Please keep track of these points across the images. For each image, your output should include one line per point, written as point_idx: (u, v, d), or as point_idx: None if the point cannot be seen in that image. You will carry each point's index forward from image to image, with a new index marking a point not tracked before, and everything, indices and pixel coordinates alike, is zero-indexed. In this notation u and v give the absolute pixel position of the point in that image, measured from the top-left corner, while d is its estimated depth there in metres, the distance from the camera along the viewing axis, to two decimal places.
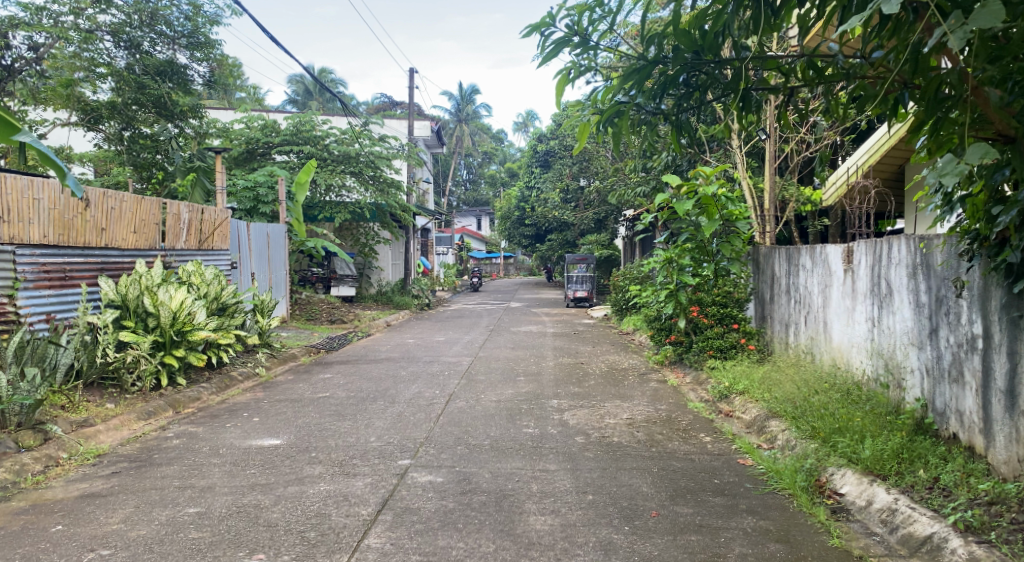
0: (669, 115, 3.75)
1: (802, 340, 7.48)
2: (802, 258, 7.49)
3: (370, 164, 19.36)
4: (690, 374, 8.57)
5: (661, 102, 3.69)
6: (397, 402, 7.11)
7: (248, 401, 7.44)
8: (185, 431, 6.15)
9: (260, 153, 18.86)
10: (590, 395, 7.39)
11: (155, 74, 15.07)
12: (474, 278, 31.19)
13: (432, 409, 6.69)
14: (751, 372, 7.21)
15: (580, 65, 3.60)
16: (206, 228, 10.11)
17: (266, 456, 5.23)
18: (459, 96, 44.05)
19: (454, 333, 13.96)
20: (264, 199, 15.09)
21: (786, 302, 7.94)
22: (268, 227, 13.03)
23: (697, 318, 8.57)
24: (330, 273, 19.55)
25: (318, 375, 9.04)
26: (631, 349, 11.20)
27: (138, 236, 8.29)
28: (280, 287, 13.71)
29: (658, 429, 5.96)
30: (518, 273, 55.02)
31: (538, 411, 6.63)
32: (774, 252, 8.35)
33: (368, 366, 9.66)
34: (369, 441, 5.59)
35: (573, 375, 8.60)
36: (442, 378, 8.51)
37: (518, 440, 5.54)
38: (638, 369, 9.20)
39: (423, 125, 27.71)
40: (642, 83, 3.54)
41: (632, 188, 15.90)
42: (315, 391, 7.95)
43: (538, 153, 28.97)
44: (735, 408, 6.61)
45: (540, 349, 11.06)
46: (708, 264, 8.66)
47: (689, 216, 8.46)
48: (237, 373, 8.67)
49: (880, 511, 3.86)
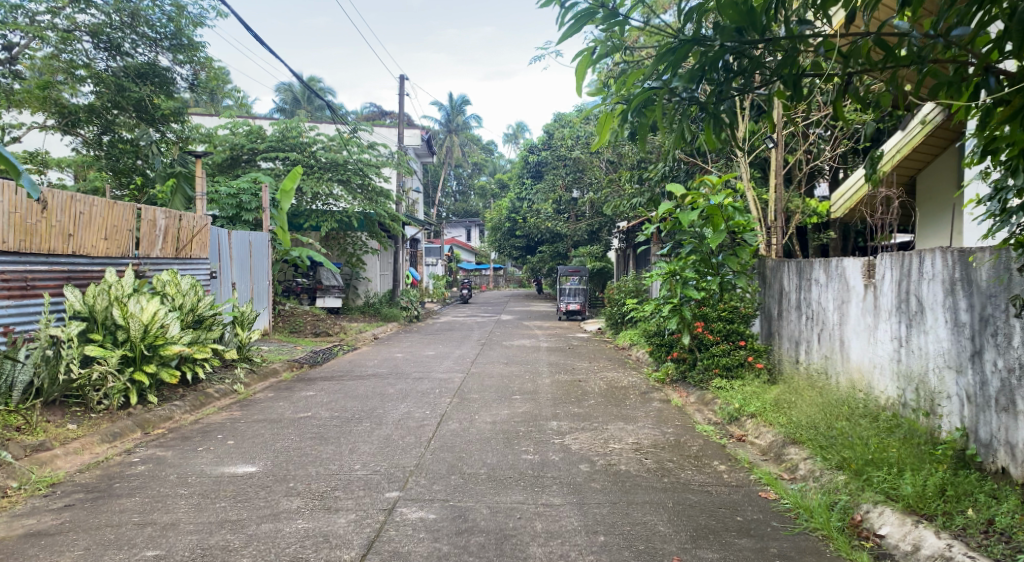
0: (704, 104, 3.34)
1: (814, 359, 7.10)
2: (815, 272, 7.13)
3: (359, 172, 18.94)
4: (694, 393, 8.12)
5: (696, 86, 3.31)
6: (385, 424, 6.62)
7: (224, 421, 6.91)
8: (152, 456, 5.62)
9: (244, 160, 18.35)
10: (591, 417, 6.93)
11: (135, 77, 14.62)
12: (464, 290, 30.68)
13: (422, 432, 6.20)
14: (762, 393, 6.82)
15: (606, 42, 3.20)
16: (184, 236, 9.61)
17: (239, 486, 4.71)
18: (450, 107, 43.69)
19: (444, 347, 13.45)
20: (247, 207, 14.54)
21: (795, 318, 7.58)
22: (251, 236, 12.56)
23: (702, 334, 8.21)
24: (316, 283, 19.06)
25: (300, 393, 8.51)
26: (629, 365, 10.76)
27: (109, 243, 7.77)
28: (262, 298, 13.16)
29: (668, 456, 5.52)
30: (508, 284, 54.56)
31: (536, 434, 6.16)
32: (782, 265, 7.98)
33: (354, 383, 9.15)
34: (353, 469, 5.09)
35: (572, 394, 8.13)
36: (432, 397, 8.02)
37: (517, 468, 5.08)
38: (639, 387, 8.75)
39: (413, 133, 27.28)
40: (677, 64, 3.16)
41: (627, 199, 15.51)
42: (297, 410, 7.43)
43: (529, 164, 28.59)
44: (749, 432, 6.21)
45: (534, 365, 10.59)
46: (712, 277, 8.14)
47: (693, 228, 8.08)
48: (213, 390, 8.13)
49: (931, 558, 3.45)
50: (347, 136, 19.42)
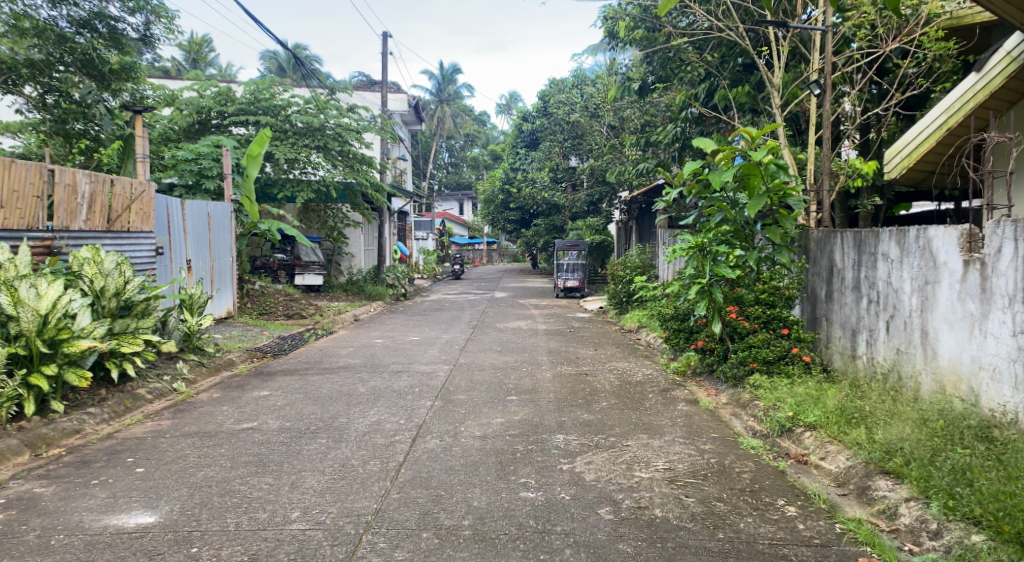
0: None
1: (878, 353, 5.76)
2: (882, 244, 5.74)
3: (337, 138, 17.45)
4: (725, 391, 6.72)
5: None
6: (345, 442, 5.19)
7: (145, 436, 5.48)
8: (24, 495, 4.17)
9: (213, 124, 16.85)
10: (606, 428, 5.52)
11: (80, 27, 12.98)
12: (455, 265, 29.25)
13: (390, 456, 4.81)
14: (820, 398, 5.44)
15: None
16: (117, 205, 8.10)
17: (119, 554, 3.31)
18: (440, 76, 41.81)
19: (429, 331, 12.04)
20: (208, 174, 12.89)
21: (852, 301, 6.21)
22: (208, 206, 11.17)
23: (734, 321, 6.72)
24: (295, 259, 17.62)
25: (253, 392, 7.09)
26: (640, 352, 9.38)
27: (7, 212, 6.29)
28: (223, 276, 11.69)
29: (713, 491, 4.16)
30: (501, 259, 52.85)
31: (539, 456, 4.77)
32: (833, 236, 6.59)
33: (319, 379, 7.74)
34: (288, 521, 3.67)
35: (579, 393, 6.75)
36: (410, 400, 6.59)
37: (515, 518, 3.70)
38: (657, 382, 7.35)
39: (399, 98, 25.57)
40: None
41: (632, 165, 14.03)
42: (242, 418, 6.01)
43: (523, 133, 26.91)
44: (810, 451, 4.83)
45: (533, 354, 9.19)
46: (747, 252, 6.78)
47: (725, 192, 6.79)
48: (145, 391, 6.69)
49: None
50: (325, 99, 17.87)
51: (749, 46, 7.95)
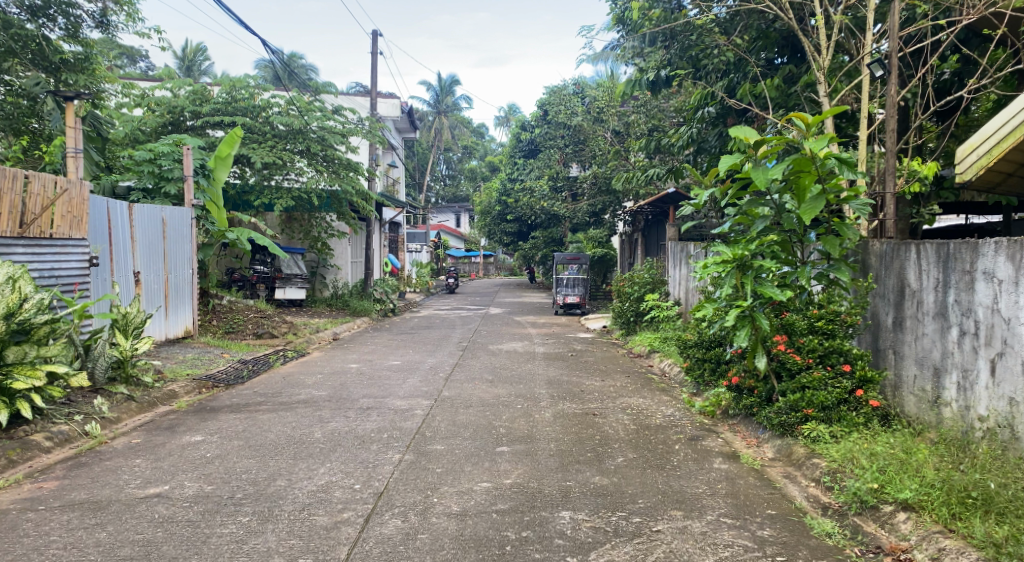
0: None
1: (981, 402, 4.41)
2: (985, 261, 4.41)
3: (321, 142, 16.21)
4: (771, 442, 5.37)
5: None
6: (274, 522, 3.83)
7: (13, 508, 4.12)
8: None
9: (186, 126, 15.58)
10: (626, 501, 4.18)
11: (30, 13, 11.58)
12: (450, 279, 27.92)
13: (331, 551, 3.47)
14: (911, 461, 4.10)
15: None
16: (34, 206, 6.78)
17: None
18: (438, 87, 40.59)
19: (413, 354, 10.67)
20: (170, 176, 11.53)
21: (935, 331, 4.88)
22: (164, 211, 9.88)
23: (782, 355, 5.36)
24: (275, 272, 16.30)
25: (184, 438, 5.73)
26: (656, 384, 8.02)
27: None
28: (181, 291, 10.34)
29: None
30: (498, 272, 51.20)
31: (538, 553, 3.43)
32: (904, 248, 5.26)
33: (271, 418, 6.38)
34: None
35: (587, 443, 5.40)
36: (374, 451, 5.23)
37: None
38: (683, 427, 5.99)
39: (391, 103, 24.29)
40: None
41: (641, 172, 12.68)
42: (153, 478, 4.64)
43: (521, 142, 25.65)
44: (914, 545, 3.51)
45: (530, 385, 7.82)
46: (798, 269, 5.45)
47: (767, 195, 5.55)
48: (43, 437, 5.33)
49: None
50: (308, 101, 16.56)
51: (790, 22, 6.70)
